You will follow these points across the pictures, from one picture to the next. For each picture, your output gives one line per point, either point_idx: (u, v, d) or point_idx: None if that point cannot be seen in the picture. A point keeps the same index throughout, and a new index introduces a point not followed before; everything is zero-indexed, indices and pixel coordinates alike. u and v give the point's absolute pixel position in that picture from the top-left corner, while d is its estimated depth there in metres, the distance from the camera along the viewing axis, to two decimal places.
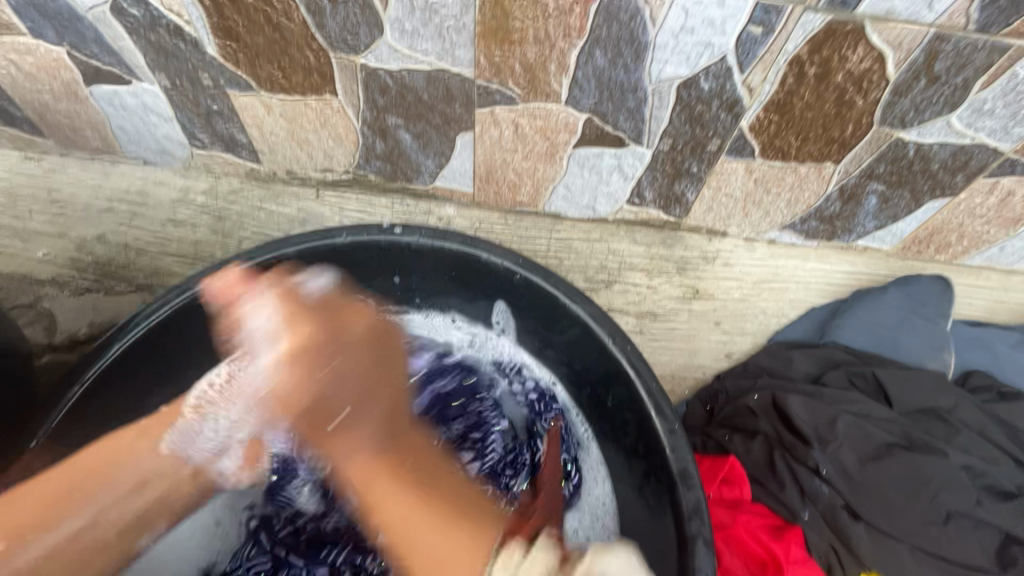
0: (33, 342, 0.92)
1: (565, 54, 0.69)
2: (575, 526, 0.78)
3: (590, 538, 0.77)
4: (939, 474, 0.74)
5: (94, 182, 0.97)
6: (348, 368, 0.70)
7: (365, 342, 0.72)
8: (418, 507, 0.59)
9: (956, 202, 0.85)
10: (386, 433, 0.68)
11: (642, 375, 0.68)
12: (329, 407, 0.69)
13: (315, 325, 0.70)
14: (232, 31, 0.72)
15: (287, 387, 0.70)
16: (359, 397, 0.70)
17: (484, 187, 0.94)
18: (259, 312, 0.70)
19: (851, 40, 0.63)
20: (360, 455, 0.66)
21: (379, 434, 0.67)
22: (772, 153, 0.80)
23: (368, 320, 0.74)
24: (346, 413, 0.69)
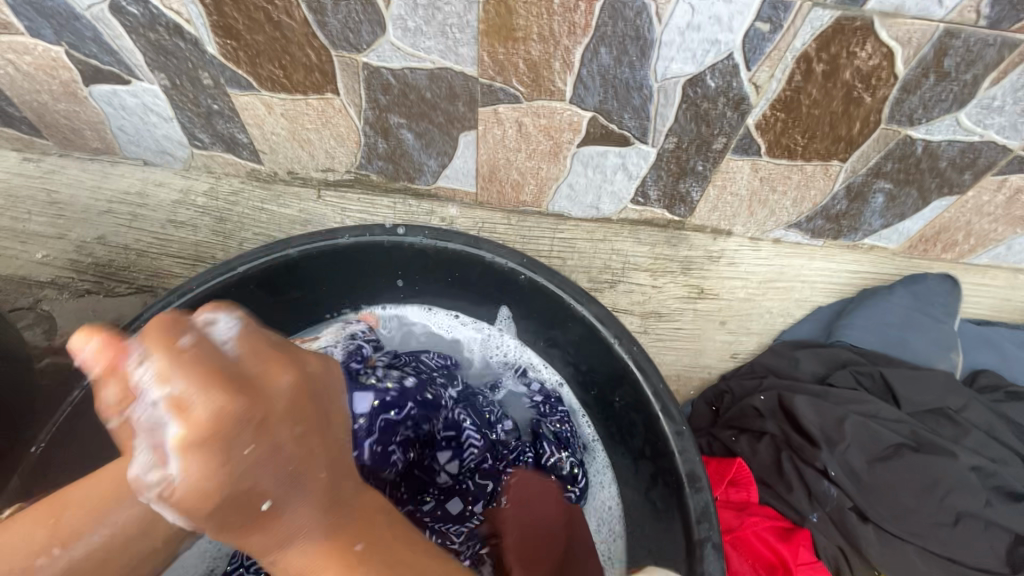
0: (31, 347, 0.88)
1: (570, 51, 0.68)
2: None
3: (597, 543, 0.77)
4: (949, 475, 0.74)
5: (93, 183, 0.96)
6: (268, 453, 0.40)
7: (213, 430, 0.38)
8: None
9: (964, 200, 0.84)
10: (315, 521, 0.44)
11: (648, 376, 0.67)
12: (240, 498, 0.39)
13: None
14: (232, 30, 0.71)
15: (192, 478, 0.40)
16: (273, 492, 0.41)
17: (487, 186, 0.93)
18: (135, 358, 0.39)
19: (859, 37, 0.62)
20: (285, 553, 0.43)
21: (285, 533, 0.42)
22: (778, 151, 0.79)
23: (287, 366, 0.43)
24: (272, 502, 0.41)
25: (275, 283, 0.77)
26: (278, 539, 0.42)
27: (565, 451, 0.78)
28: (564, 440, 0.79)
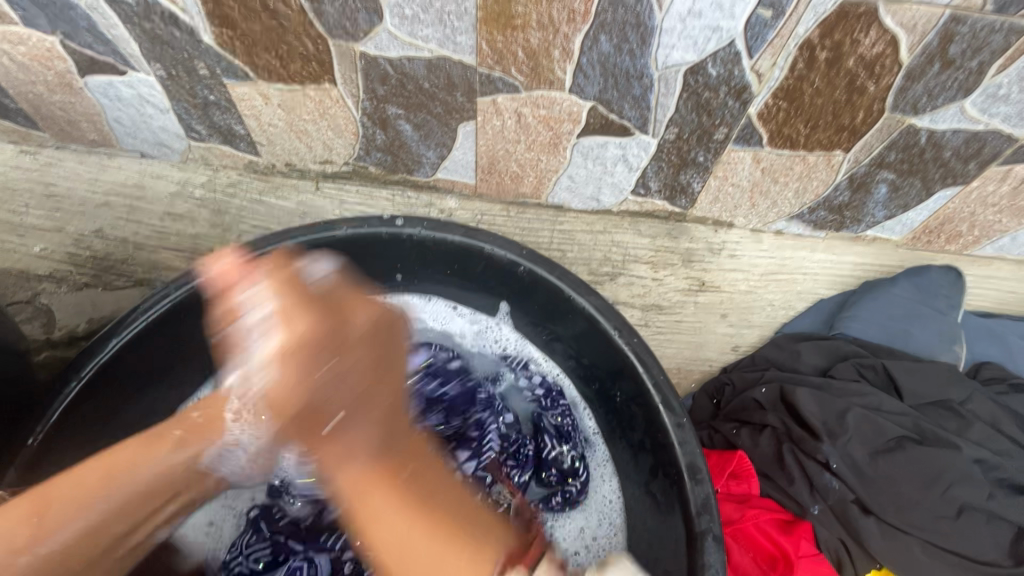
0: (30, 339, 0.89)
1: (569, 39, 0.67)
2: (580, 522, 0.77)
3: (598, 536, 0.76)
4: (951, 467, 0.73)
5: (91, 176, 0.96)
6: (347, 363, 0.57)
7: (349, 342, 0.57)
8: (410, 531, 0.52)
9: (968, 190, 0.83)
10: (387, 439, 0.58)
11: (649, 368, 0.67)
12: (322, 402, 0.56)
13: (317, 319, 0.56)
14: (227, 19, 0.70)
15: (280, 393, 0.56)
16: (375, 410, 0.58)
17: (486, 178, 0.92)
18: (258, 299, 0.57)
19: (864, 23, 0.61)
20: (351, 455, 0.56)
21: (349, 424, 0.57)
22: (780, 141, 0.78)
23: (369, 311, 0.60)
24: (343, 407, 0.57)
25: None
26: (346, 446, 0.57)
27: (566, 446, 0.78)
28: (564, 435, 0.79)
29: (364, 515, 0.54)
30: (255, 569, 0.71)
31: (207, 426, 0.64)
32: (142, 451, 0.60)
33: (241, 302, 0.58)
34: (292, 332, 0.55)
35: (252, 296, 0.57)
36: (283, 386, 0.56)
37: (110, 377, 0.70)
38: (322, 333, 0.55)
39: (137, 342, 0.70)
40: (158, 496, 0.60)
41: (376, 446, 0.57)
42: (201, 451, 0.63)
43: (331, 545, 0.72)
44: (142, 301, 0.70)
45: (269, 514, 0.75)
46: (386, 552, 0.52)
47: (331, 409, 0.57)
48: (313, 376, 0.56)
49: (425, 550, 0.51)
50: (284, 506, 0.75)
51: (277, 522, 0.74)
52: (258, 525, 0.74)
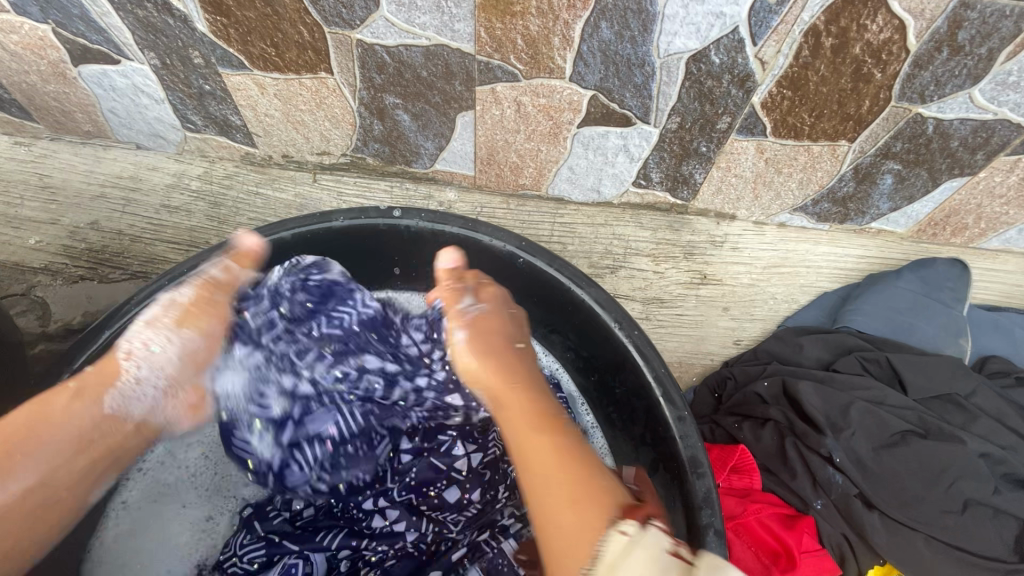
0: (25, 332, 0.88)
1: (569, 26, 0.66)
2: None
3: None
4: (956, 461, 0.72)
5: (86, 168, 0.95)
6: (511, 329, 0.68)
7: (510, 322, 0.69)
8: (558, 461, 0.52)
9: (975, 181, 0.82)
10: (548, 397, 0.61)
11: (649, 361, 0.66)
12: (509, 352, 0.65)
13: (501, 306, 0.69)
14: (221, 6, 0.69)
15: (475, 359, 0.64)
16: (528, 372, 0.64)
17: (486, 170, 0.91)
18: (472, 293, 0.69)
19: (870, 8, 0.59)
20: (510, 401, 0.60)
21: (521, 378, 0.62)
22: (784, 131, 0.77)
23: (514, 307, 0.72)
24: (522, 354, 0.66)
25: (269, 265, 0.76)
26: (513, 394, 0.60)
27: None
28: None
29: (518, 447, 0.55)
30: (249, 570, 0.67)
31: (102, 377, 0.61)
32: (33, 413, 0.56)
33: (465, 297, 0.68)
34: (501, 309, 0.69)
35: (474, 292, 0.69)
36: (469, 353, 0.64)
37: None
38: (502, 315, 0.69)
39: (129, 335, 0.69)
40: (81, 449, 0.58)
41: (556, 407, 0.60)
42: (101, 402, 0.60)
43: (326, 544, 0.69)
44: (133, 293, 0.68)
45: (261, 513, 0.72)
46: (532, 473, 0.53)
47: (489, 358, 0.64)
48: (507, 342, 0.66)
49: (567, 483, 0.50)
50: (275, 507, 0.73)
51: (270, 521, 0.71)
52: (251, 525, 0.71)
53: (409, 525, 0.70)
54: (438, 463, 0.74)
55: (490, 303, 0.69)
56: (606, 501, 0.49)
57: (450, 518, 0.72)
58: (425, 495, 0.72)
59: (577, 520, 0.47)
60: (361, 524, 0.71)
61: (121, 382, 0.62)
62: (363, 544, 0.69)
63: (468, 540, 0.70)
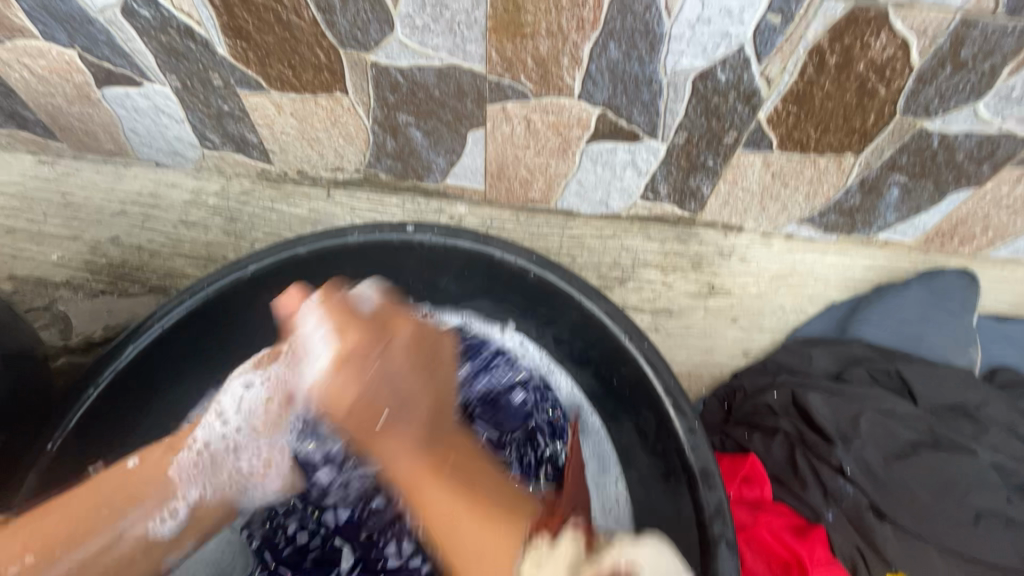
0: (48, 346, 0.90)
1: (578, 46, 0.68)
2: None
3: None
4: (967, 473, 0.73)
5: (107, 186, 0.98)
6: (399, 368, 0.61)
7: (412, 347, 0.63)
8: (462, 492, 0.52)
9: (981, 192, 0.83)
10: (443, 426, 0.60)
11: (660, 372, 0.67)
12: (372, 405, 0.59)
13: (368, 336, 0.62)
14: (242, 31, 0.71)
15: (343, 395, 0.60)
16: (407, 396, 0.60)
17: (496, 184, 0.93)
18: (318, 325, 0.64)
19: (873, 27, 0.61)
20: (395, 452, 0.56)
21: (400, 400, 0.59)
22: (790, 145, 0.78)
23: (412, 328, 0.65)
24: (393, 419, 0.58)
25: (284, 284, 0.78)
26: (122, 485, 0.60)
27: (560, 442, 0.80)
28: (559, 433, 0.80)
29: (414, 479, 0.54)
30: None
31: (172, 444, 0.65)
32: (118, 483, 0.60)
33: (305, 323, 0.65)
34: (378, 359, 0.61)
35: (315, 319, 0.65)
36: (347, 390, 0.60)
37: (128, 384, 0.71)
38: (370, 348, 0.61)
39: (152, 349, 0.71)
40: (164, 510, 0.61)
41: (445, 429, 0.60)
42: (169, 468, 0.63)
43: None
44: (155, 310, 0.71)
45: (271, 543, 0.74)
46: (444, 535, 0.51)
47: (349, 375, 0.60)
48: (373, 364, 0.61)
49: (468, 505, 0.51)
50: (281, 539, 0.74)
51: (281, 553, 0.74)
52: (263, 557, 0.74)
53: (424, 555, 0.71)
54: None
55: (370, 334, 0.63)
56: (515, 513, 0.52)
57: None
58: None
59: (498, 546, 0.48)
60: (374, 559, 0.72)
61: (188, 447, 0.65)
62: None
63: None
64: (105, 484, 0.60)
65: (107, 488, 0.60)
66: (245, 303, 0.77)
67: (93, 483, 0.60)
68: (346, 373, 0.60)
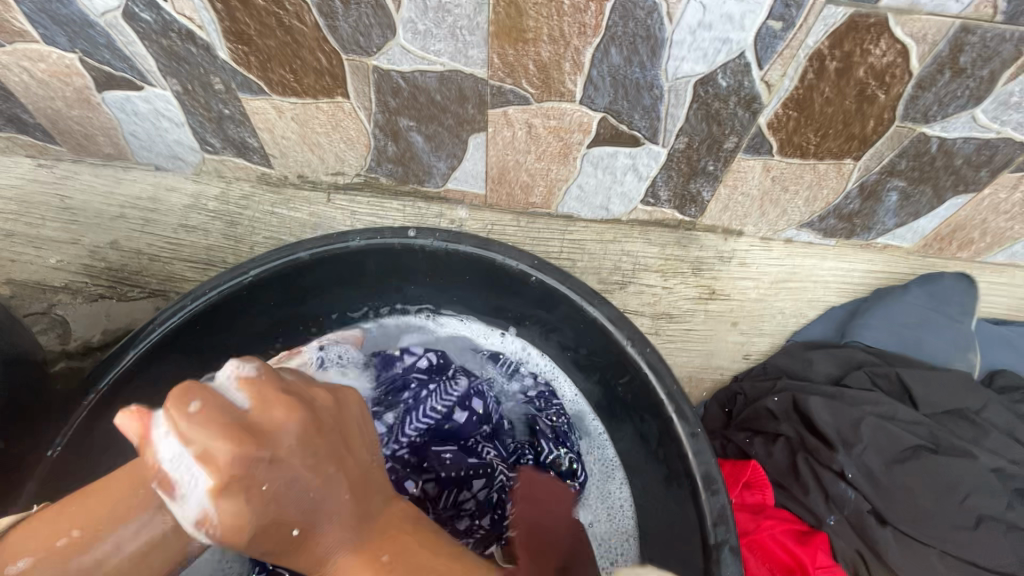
0: (46, 350, 0.89)
1: (580, 52, 0.68)
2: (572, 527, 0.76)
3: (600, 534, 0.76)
4: (969, 477, 0.73)
5: (106, 189, 0.97)
6: (300, 468, 0.44)
7: (307, 439, 0.45)
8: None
9: (980, 197, 0.83)
10: (369, 513, 0.49)
11: (662, 377, 0.67)
12: (280, 524, 0.44)
13: (245, 447, 0.42)
14: (244, 35, 0.71)
15: (231, 526, 0.42)
16: (326, 506, 0.46)
17: (496, 189, 0.93)
18: (168, 448, 0.41)
19: (873, 33, 0.61)
20: (329, 548, 0.47)
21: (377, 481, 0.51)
22: (790, 150, 0.78)
23: (321, 396, 0.49)
24: (309, 528, 0.46)
25: (285, 288, 0.77)
26: None
27: (564, 448, 0.78)
28: (562, 437, 0.79)
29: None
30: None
31: None
32: None
33: (159, 444, 0.42)
34: (276, 469, 0.43)
35: (170, 442, 0.42)
36: (230, 520, 0.42)
37: (128, 390, 0.70)
38: (257, 455, 0.42)
39: (152, 355, 0.71)
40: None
41: (381, 509, 0.50)
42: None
43: None
44: (155, 315, 0.70)
45: None
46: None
47: (229, 501, 0.41)
48: (264, 492, 0.42)
49: None
50: None
51: (277, 552, 0.69)
52: (261, 556, 0.69)
53: None
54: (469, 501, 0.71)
55: (222, 443, 0.41)
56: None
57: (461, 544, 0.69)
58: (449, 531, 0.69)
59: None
60: None
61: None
62: None
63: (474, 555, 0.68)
64: None
65: None
66: (246, 308, 0.77)
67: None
68: (228, 503, 0.41)
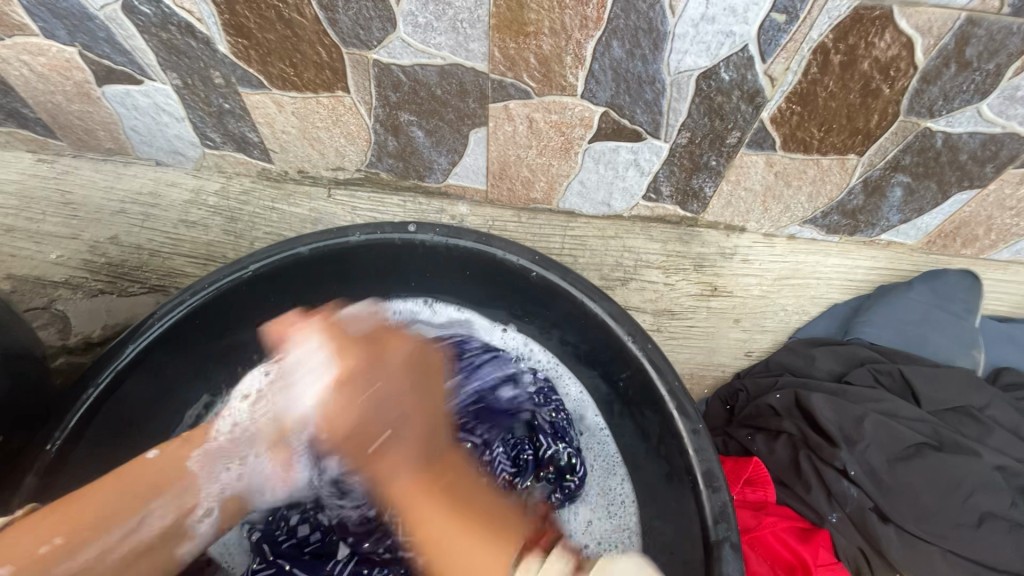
0: (47, 344, 0.89)
1: (581, 45, 0.68)
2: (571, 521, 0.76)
3: (602, 530, 0.75)
4: (973, 474, 0.72)
5: (107, 184, 0.97)
6: (391, 387, 0.62)
7: (411, 365, 0.65)
8: (451, 524, 0.52)
9: (985, 193, 0.82)
10: (434, 445, 0.60)
11: (662, 373, 0.66)
12: (370, 428, 0.60)
13: (365, 355, 0.64)
14: (243, 29, 0.71)
15: (336, 416, 0.62)
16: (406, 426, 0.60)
17: (498, 184, 0.92)
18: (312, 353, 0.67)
19: (878, 26, 0.60)
20: (392, 473, 0.57)
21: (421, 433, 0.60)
22: (793, 145, 0.78)
23: (408, 344, 0.67)
24: (388, 438, 0.59)
25: (284, 283, 0.77)
26: (131, 478, 0.59)
27: (563, 443, 0.76)
28: (562, 431, 0.77)
29: (416, 514, 0.54)
30: None
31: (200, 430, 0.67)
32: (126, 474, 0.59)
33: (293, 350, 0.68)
34: (379, 386, 0.62)
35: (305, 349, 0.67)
36: (336, 413, 0.62)
37: (126, 384, 0.70)
38: (362, 363, 0.64)
39: (151, 349, 0.70)
40: (184, 494, 0.62)
41: (438, 450, 0.60)
42: (187, 457, 0.64)
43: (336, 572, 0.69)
44: (154, 310, 0.70)
45: (270, 537, 0.72)
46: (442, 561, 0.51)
47: (345, 394, 0.62)
48: (361, 399, 0.62)
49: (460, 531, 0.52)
50: (281, 530, 0.73)
51: (279, 547, 0.71)
52: (261, 549, 0.71)
53: None
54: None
55: (337, 380, 0.63)
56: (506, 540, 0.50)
57: None
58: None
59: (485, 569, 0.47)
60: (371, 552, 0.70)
61: (209, 440, 0.66)
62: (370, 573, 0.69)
63: None
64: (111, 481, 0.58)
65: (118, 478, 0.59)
66: (245, 302, 0.76)
67: (114, 473, 0.59)
68: (340, 395, 0.63)
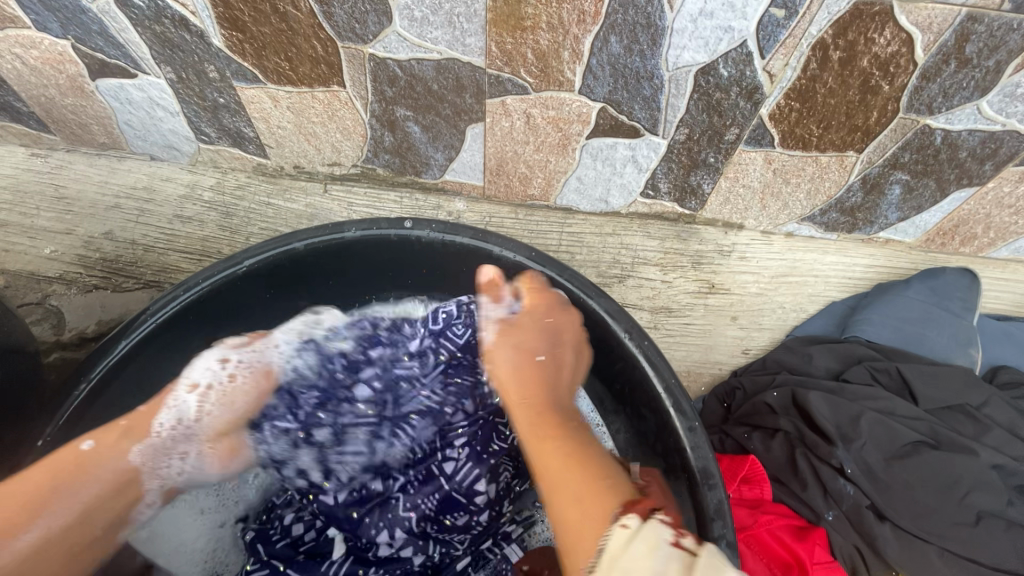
0: (40, 341, 0.88)
1: (579, 40, 0.67)
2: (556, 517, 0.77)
3: None
4: (969, 472, 0.72)
5: (101, 179, 0.97)
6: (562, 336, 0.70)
7: (574, 337, 0.70)
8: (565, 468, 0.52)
9: (984, 191, 0.82)
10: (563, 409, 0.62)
11: (659, 370, 0.66)
12: (533, 363, 0.67)
13: (552, 311, 0.70)
14: (238, 22, 0.70)
15: (501, 344, 0.70)
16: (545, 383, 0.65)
17: (495, 180, 0.92)
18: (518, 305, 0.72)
19: (878, 22, 0.60)
20: (522, 410, 0.62)
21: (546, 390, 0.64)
22: (792, 142, 0.77)
23: (575, 320, 0.71)
24: (535, 364, 0.67)
25: (278, 278, 0.76)
26: (65, 471, 0.57)
27: None
28: None
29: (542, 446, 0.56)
30: None
31: (143, 419, 0.64)
32: (64, 467, 0.57)
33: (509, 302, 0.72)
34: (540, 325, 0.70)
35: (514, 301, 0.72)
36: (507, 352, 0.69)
37: (120, 380, 0.70)
38: (548, 317, 0.70)
39: (144, 344, 0.70)
40: (120, 488, 0.61)
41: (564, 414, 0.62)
42: (128, 452, 0.62)
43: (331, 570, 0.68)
44: (148, 305, 0.69)
45: (264, 536, 0.72)
46: (549, 487, 0.52)
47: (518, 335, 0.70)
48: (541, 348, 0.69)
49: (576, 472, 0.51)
50: (276, 531, 0.72)
51: (273, 546, 0.70)
52: (255, 549, 0.70)
53: (417, 548, 0.70)
54: (459, 493, 0.70)
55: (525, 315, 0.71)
56: (610, 495, 0.48)
57: (456, 537, 0.71)
58: (439, 522, 0.70)
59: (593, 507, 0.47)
60: (368, 551, 0.70)
61: (151, 435, 0.63)
62: (366, 571, 0.69)
63: (470, 552, 0.73)
64: (43, 472, 0.56)
65: (49, 472, 0.57)
66: (239, 298, 0.76)
67: (41, 465, 0.57)
68: (516, 337, 0.70)
